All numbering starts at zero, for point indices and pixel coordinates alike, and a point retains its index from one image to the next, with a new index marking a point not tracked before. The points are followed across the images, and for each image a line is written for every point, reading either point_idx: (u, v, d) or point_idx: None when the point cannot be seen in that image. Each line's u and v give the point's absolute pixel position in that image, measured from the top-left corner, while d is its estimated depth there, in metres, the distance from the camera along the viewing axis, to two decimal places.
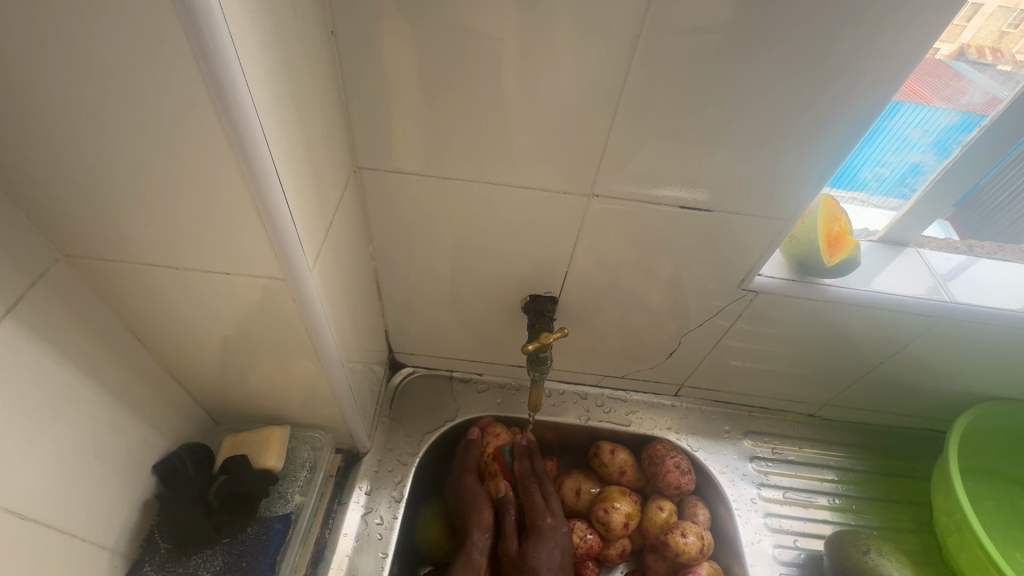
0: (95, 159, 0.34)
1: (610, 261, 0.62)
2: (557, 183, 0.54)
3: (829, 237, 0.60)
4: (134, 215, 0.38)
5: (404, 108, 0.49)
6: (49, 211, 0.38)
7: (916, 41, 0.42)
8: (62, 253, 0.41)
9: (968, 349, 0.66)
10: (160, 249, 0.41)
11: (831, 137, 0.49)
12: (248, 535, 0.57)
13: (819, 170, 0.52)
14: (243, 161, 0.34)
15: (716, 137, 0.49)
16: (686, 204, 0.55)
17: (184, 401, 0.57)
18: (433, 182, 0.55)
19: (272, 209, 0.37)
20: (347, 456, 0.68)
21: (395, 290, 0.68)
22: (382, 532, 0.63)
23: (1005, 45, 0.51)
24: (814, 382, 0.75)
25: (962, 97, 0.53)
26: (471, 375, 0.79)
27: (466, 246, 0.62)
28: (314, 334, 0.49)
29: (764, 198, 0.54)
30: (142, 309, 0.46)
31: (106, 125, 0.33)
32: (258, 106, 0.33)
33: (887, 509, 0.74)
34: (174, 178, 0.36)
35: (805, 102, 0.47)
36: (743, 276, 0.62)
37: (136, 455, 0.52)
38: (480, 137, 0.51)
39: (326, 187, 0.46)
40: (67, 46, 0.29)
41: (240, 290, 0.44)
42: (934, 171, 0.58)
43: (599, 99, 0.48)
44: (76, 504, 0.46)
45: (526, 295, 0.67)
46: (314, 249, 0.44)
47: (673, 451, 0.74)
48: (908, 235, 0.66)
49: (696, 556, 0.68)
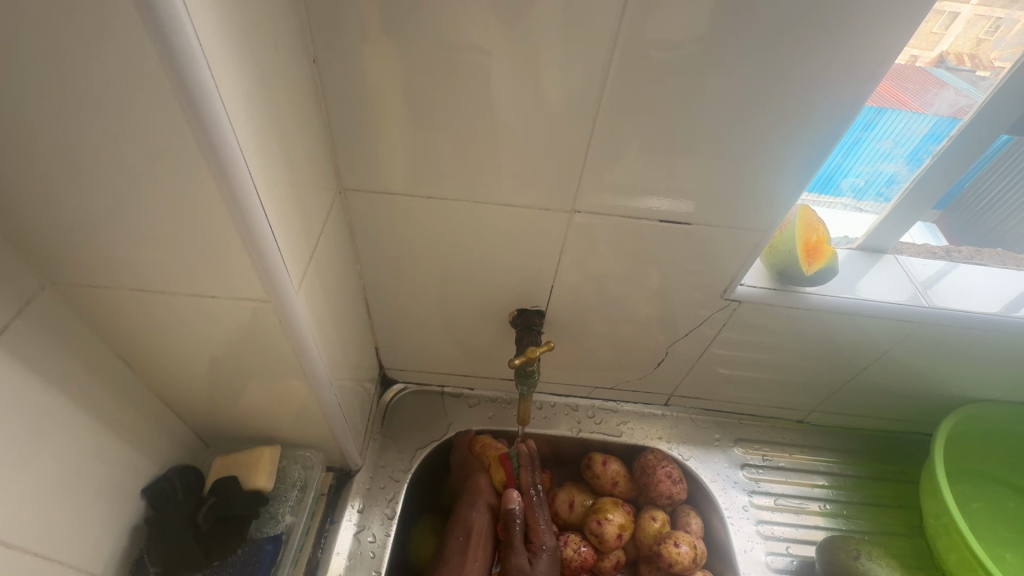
0: (81, 189, 0.35)
1: (595, 274, 0.63)
2: (539, 199, 0.56)
3: (807, 246, 0.61)
4: (119, 243, 0.39)
5: (386, 130, 0.51)
6: (36, 241, 0.39)
7: (877, 56, 0.44)
8: (49, 281, 0.42)
9: (949, 352, 0.67)
10: (146, 275, 0.41)
11: (804, 148, 0.51)
12: (238, 558, 0.56)
13: (795, 180, 0.53)
14: (226, 187, 0.35)
15: (691, 151, 0.51)
16: (667, 216, 0.57)
17: (173, 423, 0.57)
18: (417, 201, 0.56)
19: (256, 233, 0.38)
20: (338, 474, 0.67)
21: (384, 308, 0.69)
22: (374, 551, 0.63)
23: (983, 51, 0.52)
24: (801, 388, 0.76)
25: (930, 109, 0.54)
26: (462, 390, 0.79)
27: (453, 263, 0.62)
28: (302, 354, 0.49)
29: (743, 208, 0.56)
30: (129, 333, 0.47)
31: (92, 156, 0.33)
32: (239, 134, 0.34)
33: (877, 514, 0.74)
34: (160, 205, 0.36)
35: (776, 117, 0.48)
36: (726, 285, 0.63)
37: (124, 479, 0.52)
38: (464, 157, 0.52)
39: (310, 210, 0.47)
40: (53, 82, 0.30)
41: (227, 312, 0.45)
42: (908, 180, 0.60)
43: (576, 118, 0.49)
44: (63, 531, 0.46)
45: (513, 310, 0.67)
46: (300, 270, 0.45)
47: (664, 461, 0.74)
48: (886, 242, 0.67)
49: (689, 566, 0.67)
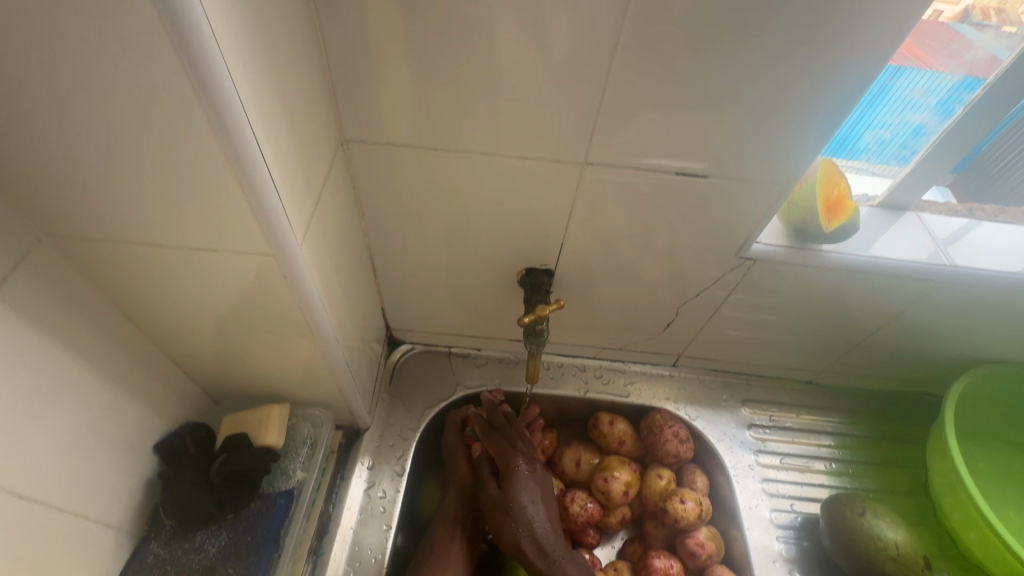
0: (72, 135, 0.34)
1: (606, 235, 0.61)
2: (549, 152, 0.53)
3: (827, 202, 0.59)
4: (114, 192, 0.37)
5: (389, 76, 0.48)
6: (29, 192, 0.37)
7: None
8: (44, 233, 0.40)
9: (964, 313, 0.65)
10: (144, 228, 0.40)
11: (832, 97, 0.47)
12: (252, 511, 0.57)
13: (821, 131, 0.50)
14: (222, 131, 0.33)
15: (710, 100, 0.48)
16: (684, 169, 0.54)
17: (182, 381, 0.57)
18: (422, 154, 0.54)
19: (256, 182, 0.36)
20: (348, 433, 0.68)
21: (390, 267, 0.67)
22: (385, 505, 0.64)
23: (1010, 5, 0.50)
24: (811, 350, 0.75)
25: (946, 69, 0.53)
26: (469, 351, 0.79)
27: (459, 220, 0.61)
28: (308, 312, 0.48)
29: (764, 162, 0.53)
30: (132, 289, 0.46)
31: (81, 100, 0.32)
32: (233, 75, 0.32)
33: (881, 472, 0.75)
34: (156, 154, 0.35)
35: (804, 59, 0.45)
36: (741, 243, 0.61)
37: (136, 435, 0.52)
38: (470, 106, 0.50)
39: (312, 160, 0.45)
40: (31, 16, 0.28)
41: (229, 267, 0.44)
42: (936, 132, 0.57)
43: (589, 63, 0.46)
44: (78, 486, 0.46)
45: (521, 269, 0.66)
46: (303, 224, 0.44)
47: (671, 421, 0.74)
48: (909, 198, 0.65)
49: (694, 521, 0.68)
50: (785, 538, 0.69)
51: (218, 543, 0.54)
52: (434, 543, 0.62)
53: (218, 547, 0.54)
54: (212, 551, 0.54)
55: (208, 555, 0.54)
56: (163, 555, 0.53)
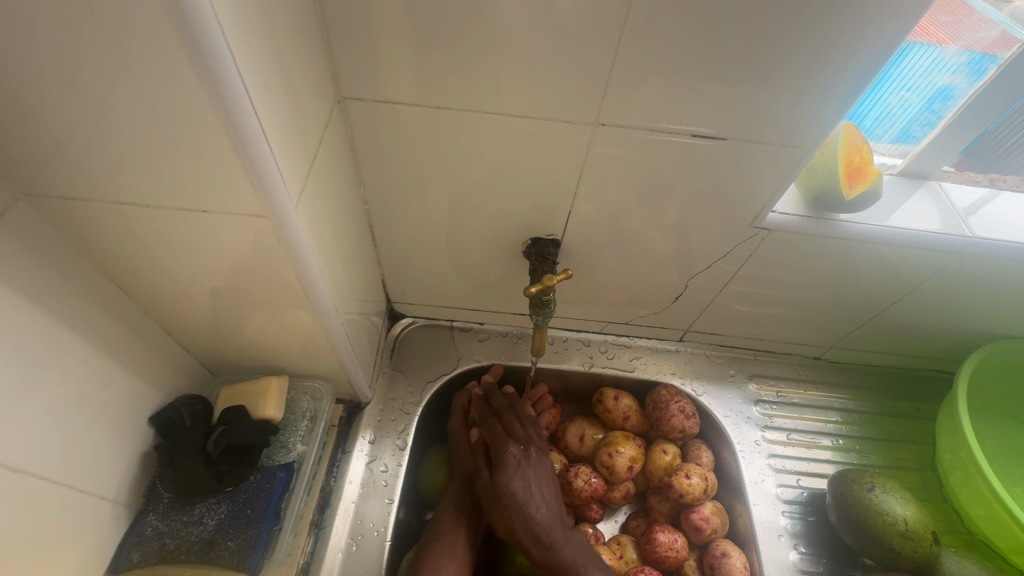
0: (45, 80, 0.31)
1: (614, 204, 0.59)
2: (556, 114, 0.51)
3: (849, 168, 0.57)
4: (95, 148, 0.35)
5: (386, 28, 0.45)
6: (4, 146, 0.35)
7: None
8: (24, 193, 0.38)
9: (981, 289, 0.64)
10: (129, 187, 0.38)
11: (865, 47, 0.44)
12: (251, 484, 0.56)
13: (852, 86, 0.47)
14: (205, 74, 0.31)
15: (729, 55, 0.45)
16: (700, 133, 0.51)
17: (177, 352, 0.56)
18: (423, 115, 0.51)
19: (247, 136, 0.34)
20: (349, 406, 0.67)
21: (391, 237, 0.65)
22: (387, 479, 0.63)
23: None
24: (822, 325, 0.73)
25: (954, 42, 0.52)
26: (472, 325, 0.77)
27: (462, 187, 0.58)
28: (305, 280, 0.46)
29: (788, 122, 0.50)
30: (120, 254, 0.44)
31: (52, 38, 0.29)
32: (219, 14, 0.30)
33: (889, 449, 0.74)
34: (138, 104, 0.32)
35: (832, 9, 0.42)
36: (757, 212, 0.58)
37: (130, 407, 0.51)
38: (474, 62, 0.47)
39: (307, 119, 0.43)
40: None
41: (221, 231, 0.41)
42: (965, 95, 0.54)
43: (601, 13, 0.43)
44: (70, 457, 0.45)
45: (527, 239, 0.64)
46: (298, 186, 0.41)
47: (677, 396, 0.73)
48: (930, 168, 0.62)
49: (699, 496, 0.68)
50: (791, 513, 0.68)
51: (217, 516, 0.53)
52: (439, 529, 0.61)
53: (217, 520, 0.53)
54: (212, 524, 0.53)
55: (208, 527, 0.53)
56: (161, 528, 0.52)
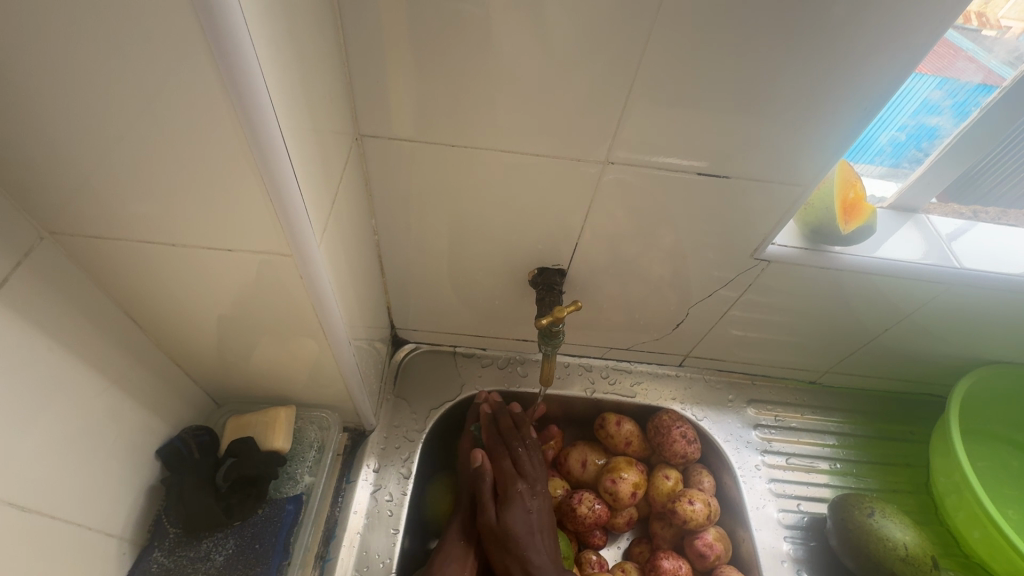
0: (85, 124, 0.32)
1: (619, 234, 0.61)
2: (566, 151, 0.52)
3: (844, 203, 0.59)
4: (123, 187, 0.36)
5: (405, 69, 0.47)
6: (34, 186, 0.35)
7: (944, 6, 0.41)
8: (48, 230, 0.39)
9: (971, 317, 0.66)
10: (154, 225, 0.38)
11: (859, 95, 0.47)
12: (259, 517, 0.55)
13: (846, 132, 0.50)
14: (244, 121, 0.32)
15: (731, 99, 0.48)
16: (704, 169, 0.53)
17: (183, 383, 0.55)
18: (436, 150, 0.53)
19: (278, 180, 0.35)
20: (353, 434, 0.67)
21: (398, 265, 0.66)
22: (392, 509, 0.63)
23: (990, 10, 0.49)
24: (819, 350, 0.75)
25: (955, 77, 0.53)
26: (475, 350, 0.78)
27: (470, 218, 0.59)
28: (321, 313, 0.47)
29: (787, 162, 0.53)
30: (138, 289, 0.44)
31: (99, 87, 0.30)
32: (264, 69, 0.31)
33: (885, 472, 0.76)
34: (173, 148, 0.33)
35: (823, 65, 0.45)
36: (757, 244, 0.60)
37: (138, 440, 0.50)
38: (488, 102, 0.49)
39: (329, 156, 0.44)
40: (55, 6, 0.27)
41: (241, 266, 0.42)
42: (950, 134, 0.57)
43: (611, 60, 0.46)
44: (79, 493, 0.44)
45: (533, 268, 0.65)
46: (320, 222, 0.42)
47: (678, 422, 0.74)
48: (918, 202, 0.65)
49: (703, 523, 0.68)
50: (792, 538, 0.69)
51: (224, 552, 0.53)
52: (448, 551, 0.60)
53: (225, 556, 0.52)
54: (219, 560, 0.52)
55: (215, 563, 0.52)
56: (167, 564, 0.51)
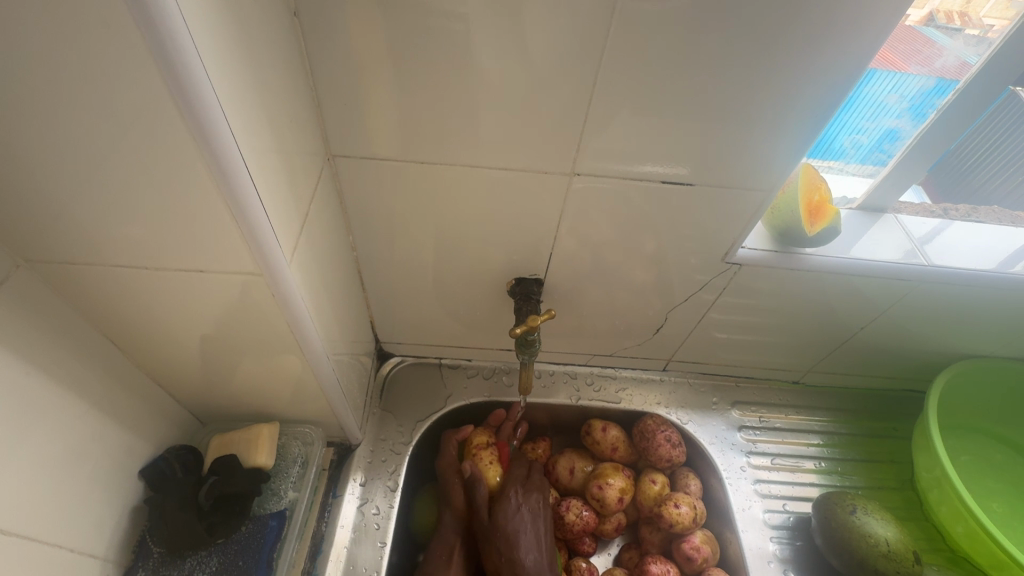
0: (52, 156, 0.33)
1: (593, 242, 0.62)
2: (535, 164, 0.54)
3: (809, 206, 0.61)
4: (93, 214, 0.37)
5: (373, 90, 0.48)
6: (5, 216, 0.36)
7: (881, 17, 0.43)
8: (22, 258, 0.40)
9: (942, 313, 0.67)
10: (127, 250, 0.39)
11: (810, 103, 0.49)
12: (243, 535, 0.56)
13: (801, 139, 0.52)
14: (208, 147, 0.33)
15: (690, 110, 0.49)
16: (669, 177, 0.55)
17: (166, 403, 0.56)
18: (408, 168, 0.54)
19: (246, 204, 0.36)
20: (339, 448, 0.67)
21: (378, 280, 0.67)
22: (379, 522, 0.63)
23: (972, 9, 0.51)
24: (800, 350, 0.76)
25: (930, 67, 0.54)
26: (459, 362, 0.79)
27: (446, 232, 0.61)
28: (297, 330, 0.48)
29: (748, 169, 0.54)
30: (114, 312, 0.45)
31: (64, 121, 0.31)
32: (222, 101, 0.33)
33: (870, 469, 0.76)
34: (140, 177, 0.35)
35: (773, 77, 0.47)
36: (727, 249, 0.62)
37: (120, 461, 0.51)
38: (455, 120, 0.50)
39: (299, 176, 0.45)
40: (18, 47, 0.28)
41: (216, 287, 0.43)
42: (911, 135, 0.59)
43: (571, 76, 0.47)
44: (62, 517, 0.45)
45: (511, 279, 0.66)
46: (291, 241, 0.43)
47: (663, 426, 0.74)
48: (886, 201, 0.67)
49: (690, 525, 0.69)
50: (778, 538, 0.69)
51: (208, 569, 0.53)
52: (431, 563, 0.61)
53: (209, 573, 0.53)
54: None
55: None
56: None
